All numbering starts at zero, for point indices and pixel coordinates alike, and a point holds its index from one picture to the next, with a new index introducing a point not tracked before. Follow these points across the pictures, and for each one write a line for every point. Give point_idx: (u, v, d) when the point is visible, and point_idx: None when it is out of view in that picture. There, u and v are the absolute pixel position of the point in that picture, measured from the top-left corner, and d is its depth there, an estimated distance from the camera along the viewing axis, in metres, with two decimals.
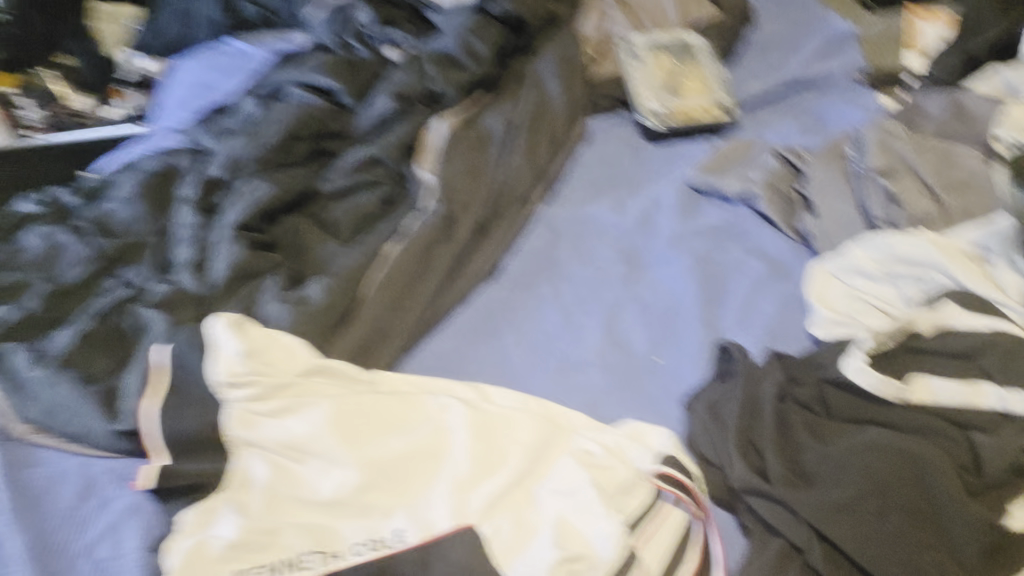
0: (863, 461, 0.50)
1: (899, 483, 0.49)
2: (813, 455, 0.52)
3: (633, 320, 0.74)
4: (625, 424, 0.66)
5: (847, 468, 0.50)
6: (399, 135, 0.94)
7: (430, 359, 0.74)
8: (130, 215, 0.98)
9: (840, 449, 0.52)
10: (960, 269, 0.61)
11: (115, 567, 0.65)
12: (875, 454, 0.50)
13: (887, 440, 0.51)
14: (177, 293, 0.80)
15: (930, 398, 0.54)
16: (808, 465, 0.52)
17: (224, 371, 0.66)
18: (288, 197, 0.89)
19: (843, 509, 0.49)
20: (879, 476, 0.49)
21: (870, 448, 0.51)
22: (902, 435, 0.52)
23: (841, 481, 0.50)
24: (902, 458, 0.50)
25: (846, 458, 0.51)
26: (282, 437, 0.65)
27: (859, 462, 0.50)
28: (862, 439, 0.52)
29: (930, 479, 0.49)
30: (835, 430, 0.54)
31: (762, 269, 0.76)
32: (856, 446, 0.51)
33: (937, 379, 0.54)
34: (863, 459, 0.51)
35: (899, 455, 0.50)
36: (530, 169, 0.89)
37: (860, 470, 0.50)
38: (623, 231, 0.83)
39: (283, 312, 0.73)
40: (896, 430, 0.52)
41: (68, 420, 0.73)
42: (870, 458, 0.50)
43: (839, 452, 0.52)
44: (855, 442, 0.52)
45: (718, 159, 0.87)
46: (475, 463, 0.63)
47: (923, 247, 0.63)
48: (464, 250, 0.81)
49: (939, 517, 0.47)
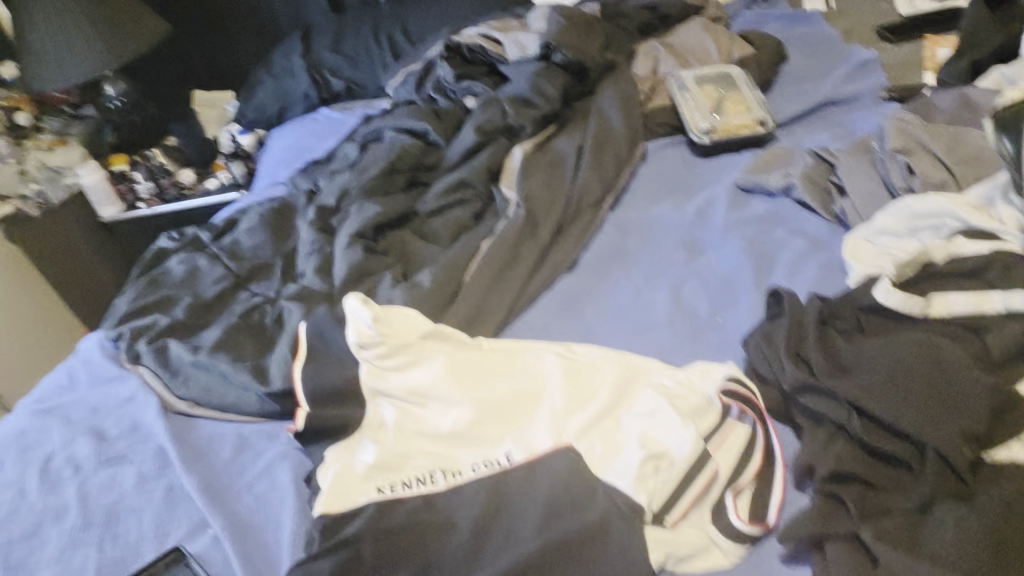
0: (891, 353, 0.62)
1: (920, 365, 0.60)
2: (849, 355, 0.64)
3: (695, 291, 0.87)
4: (693, 365, 0.78)
5: (879, 359, 0.62)
6: (485, 163, 1.10)
7: (525, 334, 0.88)
8: (256, 242, 1.16)
9: (871, 347, 0.63)
10: (967, 215, 0.74)
11: (274, 497, 0.78)
12: (900, 347, 0.62)
13: (912, 337, 0.63)
14: (308, 291, 0.96)
15: (947, 307, 0.66)
16: (846, 362, 0.64)
17: (358, 334, 0.80)
18: (394, 215, 1.05)
19: (876, 388, 0.60)
20: (904, 362, 0.61)
21: (896, 343, 0.62)
22: (924, 333, 0.63)
23: (874, 369, 0.62)
24: (922, 348, 0.61)
25: (877, 353, 0.63)
26: (407, 384, 0.79)
27: (888, 354, 0.62)
28: (890, 339, 0.63)
29: (946, 359, 0.60)
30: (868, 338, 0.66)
31: (805, 246, 0.88)
32: (886, 344, 0.63)
33: (951, 293, 0.66)
34: (891, 352, 0.62)
35: (920, 345, 0.61)
36: (598, 179, 1.04)
37: (888, 359, 0.61)
38: (682, 226, 0.97)
39: (400, 297, 0.88)
40: (919, 331, 0.64)
41: (225, 390, 0.89)
42: (896, 351, 0.62)
43: (872, 350, 0.63)
44: (884, 341, 0.63)
45: (761, 162, 1.00)
46: (569, 399, 0.76)
47: (935, 204, 0.76)
48: (546, 245, 0.96)
49: (955, 385, 0.58)
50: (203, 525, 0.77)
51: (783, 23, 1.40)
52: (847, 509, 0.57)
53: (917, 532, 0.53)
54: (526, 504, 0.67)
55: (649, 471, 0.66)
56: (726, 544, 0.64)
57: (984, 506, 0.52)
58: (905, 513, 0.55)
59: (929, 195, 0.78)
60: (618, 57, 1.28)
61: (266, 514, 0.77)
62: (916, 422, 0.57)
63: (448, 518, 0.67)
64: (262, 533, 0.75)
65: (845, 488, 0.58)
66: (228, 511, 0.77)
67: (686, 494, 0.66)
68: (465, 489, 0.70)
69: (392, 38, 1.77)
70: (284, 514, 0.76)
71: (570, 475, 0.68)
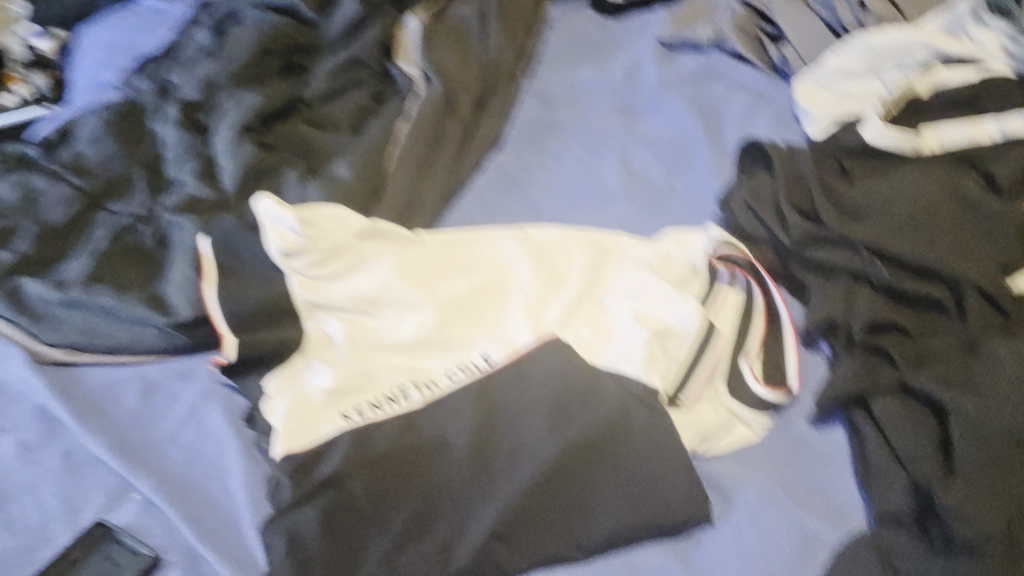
0: (905, 192, 0.58)
1: (938, 201, 0.58)
2: (855, 199, 0.60)
3: (645, 155, 0.80)
4: (664, 235, 0.72)
5: (892, 202, 0.59)
6: (375, 38, 0.96)
7: (465, 220, 0.78)
8: (106, 153, 0.96)
9: (879, 189, 0.60)
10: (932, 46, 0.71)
11: (209, 446, 0.66)
12: (912, 185, 0.59)
13: (919, 174, 0.60)
14: (195, 199, 0.80)
15: (943, 139, 0.63)
16: (855, 209, 0.60)
17: (283, 241, 0.67)
18: (279, 103, 0.89)
19: (898, 232, 0.57)
20: (921, 200, 0.58)
21: (906, 182, 0.59)
22: (927, 169, 0.60)
23: (890, 212, 0.58)
24: (935, 183, 0.58)
25: (889, 194, 0.59)
26: (354, 293, 0.67)
27: (901, 194, 0.58)
28: (897, 177, 0.60)
29: (960, 193, 0.58)
30: (865, 183, 0.62)
31: (749, 100, 0.83)
32: (894, 184, 0.59)
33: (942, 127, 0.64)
34: (904, 191, 0.59)
35: (931, 181, 0.59)
36: (511, 48, 0.93)
37: (904, 200, 0.58)
38: (612, 88, 0.89)
39: (318, 192, 0.75)
40: (920, 167, 0.61)
41: (112, 328, 0.73)
42: (908, 189, 0.58)
43: (881, 192, 0.59)
44: (891, 181, 0.60)
45: (683, 17, 0.93)
46: (542, 287, 0.68)
47: (897, 36, 0.73)
48: (470, 122, 0.84)
49: (976, 219, 0.57)
50: (124, 491, 0.64)
51: None
52: (891, 360, 0.53)
53: (976, 370, 0.51)
54: (529, 408, 0.59)
55: (656, 350, 0.60)
56: (749, 417, 0.59)
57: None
58: (953, 355, 0.52)
59: (888, 28, 0.74)
60: None
61: (203, 468, 0.64)
62: (948, 257, 0.55)
63: (439, 439, 0.58)
64: (207, 491, 0.63)
65: (884, 338, 0.54)
66: (154, 472, 0.64)
67: (698, 373, 0.60)
68: (450, 402, 0.61)
69: None
70: (230, 464, 0.64)
71: (568, 369, 0.60)
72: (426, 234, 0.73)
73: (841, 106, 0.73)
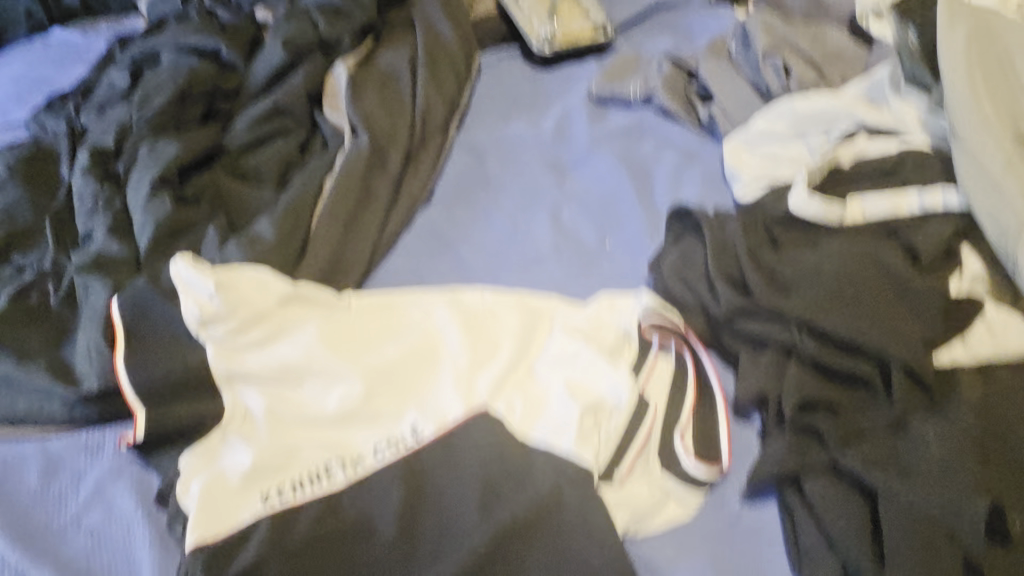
0: (829, 263, 0.59)
1: (864, 275, 0.58)
2: (785, 268, 0.61)
3: (576, 215, 0.80)
4: (598, 297, 0.71)
5: (818, 272, 0.59)
6: (301, 84, 0.93)
7: (394, 281, 0.76)
8: (9, 200, 0.91)
9: (807, 260, 0.60)
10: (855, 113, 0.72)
11: (117, 529, 0.61)
12: (836, 257, 0.60)
13: (845, 247, 0.60)
14: (105, 257, 0.76)
15: (867, 209, 0.63)
16: (782, 279, 0.60)
17: (201, 309, 0.64)
18: (200, 154, 0.86)
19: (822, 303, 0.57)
20: (846, 274, 0.58)
21: (832, 254, 0.60)
22: (854, 242, 0.61)
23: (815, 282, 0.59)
24: (860, 257, 0.59)
25: (818, 265, 0.60)
26: (275, 362, 0.64)
27: (826, 265, 0.59)
28: (824, 248, 0.61)
29: (881, 266, 0.58)
30: (797, 250, 0.62)
31: (677, 157, 0.84)
32: (821, 255, 0.60)
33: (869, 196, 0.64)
34: (829, 262, 0.59)
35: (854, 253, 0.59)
36: (441, 98, 0.92)
37: (830, 272, 0.59)
38: (543, 143, 0.88)
39: (237, 252, 0.72)
40: (847, 239, 0.61)
41: (10, 399, 0.68)
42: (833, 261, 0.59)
43: (810, 262, 0.60)
44: (818, 251, 0.61)
45: (612, 72, 0.94)
46: (473, 355, 0.66)
47: (822, 103, 0.74)
48: (399, 176, 0.83)
49: (900, 293, 0.57)
50: None
51: None
52: (821, 439, 0.53)
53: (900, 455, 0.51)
54: (460, 489, 0.57)
55: (588, 425, 0.59)
56: (681, 492, 0.59)
57: (956, 419, 0.52)
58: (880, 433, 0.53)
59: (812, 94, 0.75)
60: None
61: (110, 555, 0.60)
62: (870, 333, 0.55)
63: (365, 524, 0.55)
64: None
65: (815, 416, 0.54)
66: (58, 563, 0.59)
67: (631, 445, 0.59)
68: (375, 481, 0.58)
69: None
70: (140, 552, 0.60)
71: (500, 447, 0.59)
72: (358, 297, 0.70)
73: (769, 172, 0.74)
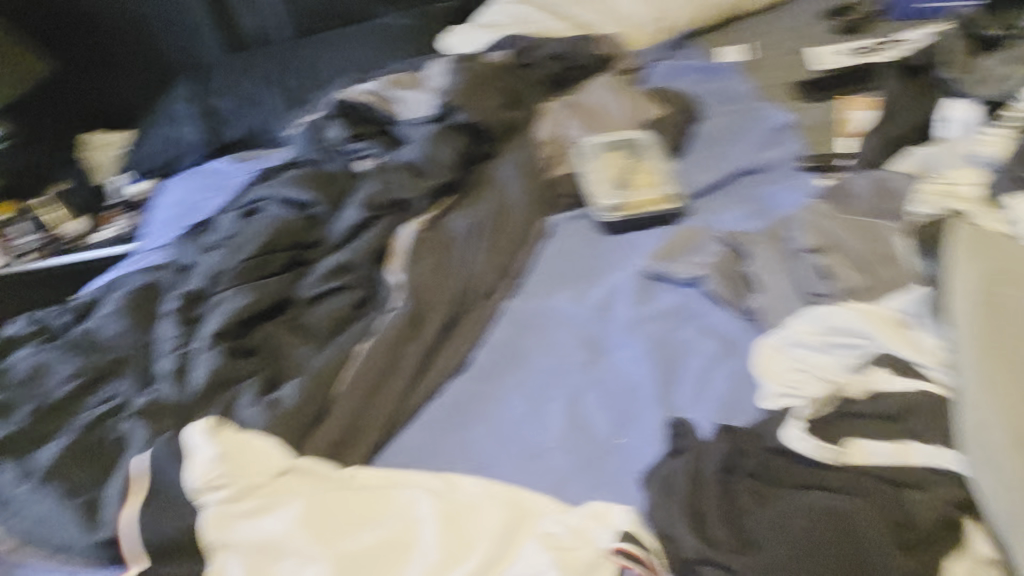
0: (805, 520, 0.55)
1: (838, 540, 0.53)
2: (761, 517, 0.57)
3: (594, 405, 0.78)
4: (589, 503, 0.68)
5: (790, 528, 0.54)
6: (368, 244, 0.99)
7: (403, 454, 0.78)
8: (116, 330, 1.03)
9: (782, 513, 0.56)
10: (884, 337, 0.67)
11: None
12: (813, 514, 0.55)
13: (828, 502, 0.55)
14: (159, 402, 0.83)
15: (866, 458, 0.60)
16: (752, 528, 0.56)
17: (201, 475, 0.68)
18: (265, 307, 0.93)
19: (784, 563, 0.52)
20: (818, 535, 0.53)
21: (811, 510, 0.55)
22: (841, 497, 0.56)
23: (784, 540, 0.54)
24: (838, 517, 0.54)
25: (792, 521, 0.55)
26: (257, 535, 0.67)
27: (801, 522, 0.55)
28: (803, 500, 0.56)
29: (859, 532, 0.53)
30: (781, 496, 0.58)
31: (714, 349, 0.80)
32: (798, 509, 0.56)
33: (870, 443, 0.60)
34: (804, 520, 0.54)
35: (834, 514, 0.54)
36: (493, 267, 0.95)
37: (800, 529, 0.54)
38: (583, 320, 0.88)
39: (259, 416, 0.76)
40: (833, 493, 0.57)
41: (50, 532, 0.75)
42: (809, 519, 0.54)
43: (784, 517, 0.55)
44: (797, 504, 0.56)
45: (670, 247, 0.92)
46: (444, 552, 0.65)
47: (852, 319, 0.69)
48: (433, 346, 0.86)
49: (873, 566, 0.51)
50: None
51: (697, 77, 1.34)
52: None
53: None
54: None
55: None
56: None
57: None
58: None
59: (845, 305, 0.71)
60: (521, 116, 1.19)
61: None
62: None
63: None
64: None
65: None
66: None
67: None
68: None
69: (292, 86, 1.67)
70: None
71: None
72: (355, 475, 0.73)
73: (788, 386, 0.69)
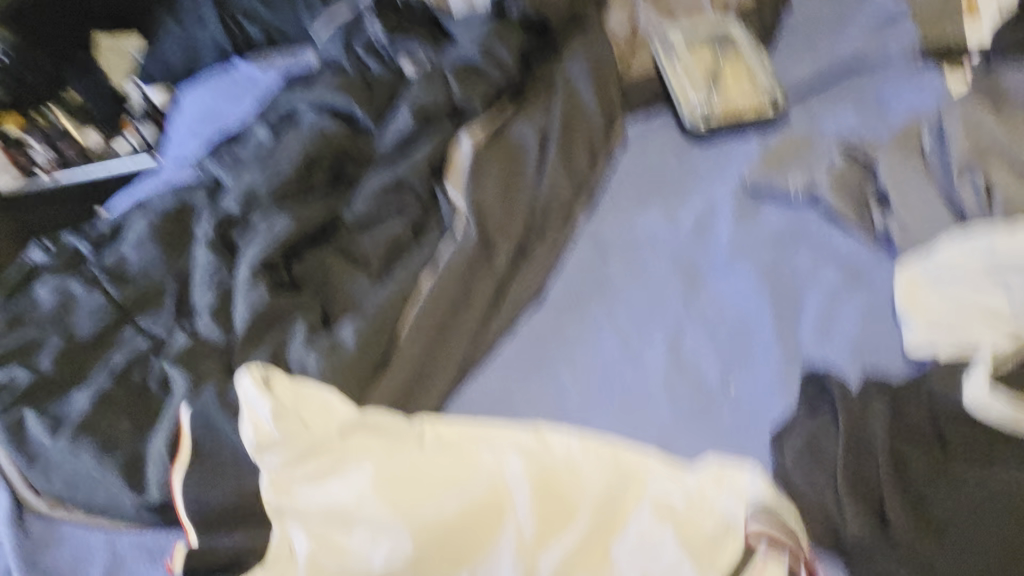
0: (976, 512, 0.52)
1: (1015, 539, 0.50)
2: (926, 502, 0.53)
3: (700, 343, 0.68)
4: (704, 462, 0.59)
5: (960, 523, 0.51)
6: (426, 155, 0.87)
7: (480, 401, 0.68)
8: (146, 259, 0.93)
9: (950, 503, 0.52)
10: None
11: None
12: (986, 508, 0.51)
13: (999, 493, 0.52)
14: (203, 345, 0.75)
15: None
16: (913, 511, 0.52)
17: (258, 434, 0.59)
18: (310, 230, 0.82)
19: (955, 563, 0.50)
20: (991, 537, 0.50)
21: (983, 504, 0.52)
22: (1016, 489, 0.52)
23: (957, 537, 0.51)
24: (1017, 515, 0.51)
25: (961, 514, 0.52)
26: (327, 503, 0.58)
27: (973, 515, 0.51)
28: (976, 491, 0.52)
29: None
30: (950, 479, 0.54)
31: (838, 279, 0.70)
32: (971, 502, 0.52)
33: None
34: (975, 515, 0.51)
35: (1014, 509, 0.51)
36: (569, 180, 0.82)
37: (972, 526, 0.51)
38: (677, 243, 0.76)
39: (316, 361, 0.67)
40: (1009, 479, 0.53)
41: (91, 491, 0.68)
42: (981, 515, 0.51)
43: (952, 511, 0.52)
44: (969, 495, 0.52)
45: (775, 155, 0.80)
46: (544, 523, 0.56)
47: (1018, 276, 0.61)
48: (504, 278, 0.75)
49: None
50: None
51: None
52: None
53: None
54: None
55: None
56: None
57: None
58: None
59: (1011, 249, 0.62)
60: None
61: None
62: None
63: None
64: None
65: None
66: None
67: None
68: None
69: None
70: None
71: None
72: (427, 433, 0.63)
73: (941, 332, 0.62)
